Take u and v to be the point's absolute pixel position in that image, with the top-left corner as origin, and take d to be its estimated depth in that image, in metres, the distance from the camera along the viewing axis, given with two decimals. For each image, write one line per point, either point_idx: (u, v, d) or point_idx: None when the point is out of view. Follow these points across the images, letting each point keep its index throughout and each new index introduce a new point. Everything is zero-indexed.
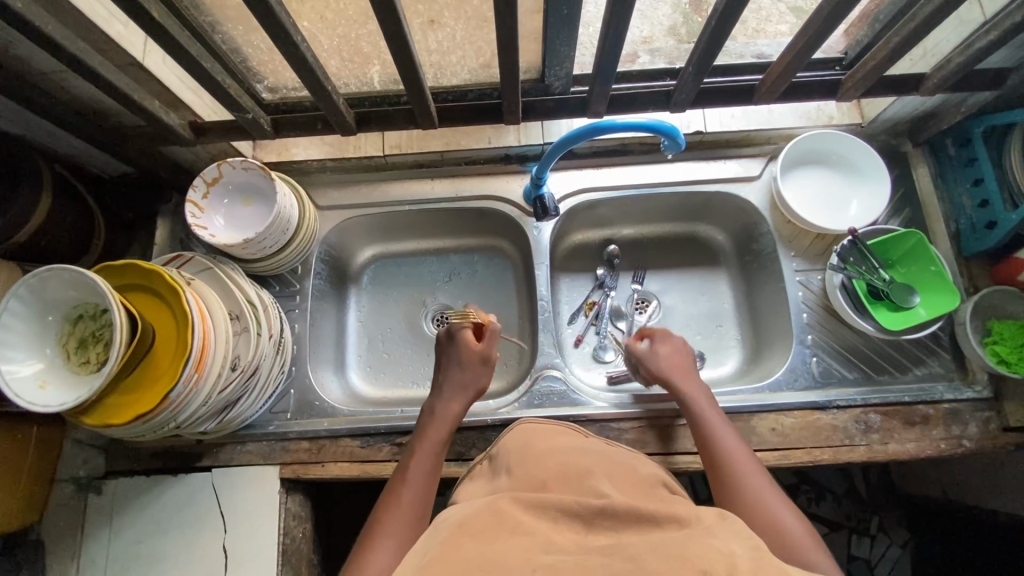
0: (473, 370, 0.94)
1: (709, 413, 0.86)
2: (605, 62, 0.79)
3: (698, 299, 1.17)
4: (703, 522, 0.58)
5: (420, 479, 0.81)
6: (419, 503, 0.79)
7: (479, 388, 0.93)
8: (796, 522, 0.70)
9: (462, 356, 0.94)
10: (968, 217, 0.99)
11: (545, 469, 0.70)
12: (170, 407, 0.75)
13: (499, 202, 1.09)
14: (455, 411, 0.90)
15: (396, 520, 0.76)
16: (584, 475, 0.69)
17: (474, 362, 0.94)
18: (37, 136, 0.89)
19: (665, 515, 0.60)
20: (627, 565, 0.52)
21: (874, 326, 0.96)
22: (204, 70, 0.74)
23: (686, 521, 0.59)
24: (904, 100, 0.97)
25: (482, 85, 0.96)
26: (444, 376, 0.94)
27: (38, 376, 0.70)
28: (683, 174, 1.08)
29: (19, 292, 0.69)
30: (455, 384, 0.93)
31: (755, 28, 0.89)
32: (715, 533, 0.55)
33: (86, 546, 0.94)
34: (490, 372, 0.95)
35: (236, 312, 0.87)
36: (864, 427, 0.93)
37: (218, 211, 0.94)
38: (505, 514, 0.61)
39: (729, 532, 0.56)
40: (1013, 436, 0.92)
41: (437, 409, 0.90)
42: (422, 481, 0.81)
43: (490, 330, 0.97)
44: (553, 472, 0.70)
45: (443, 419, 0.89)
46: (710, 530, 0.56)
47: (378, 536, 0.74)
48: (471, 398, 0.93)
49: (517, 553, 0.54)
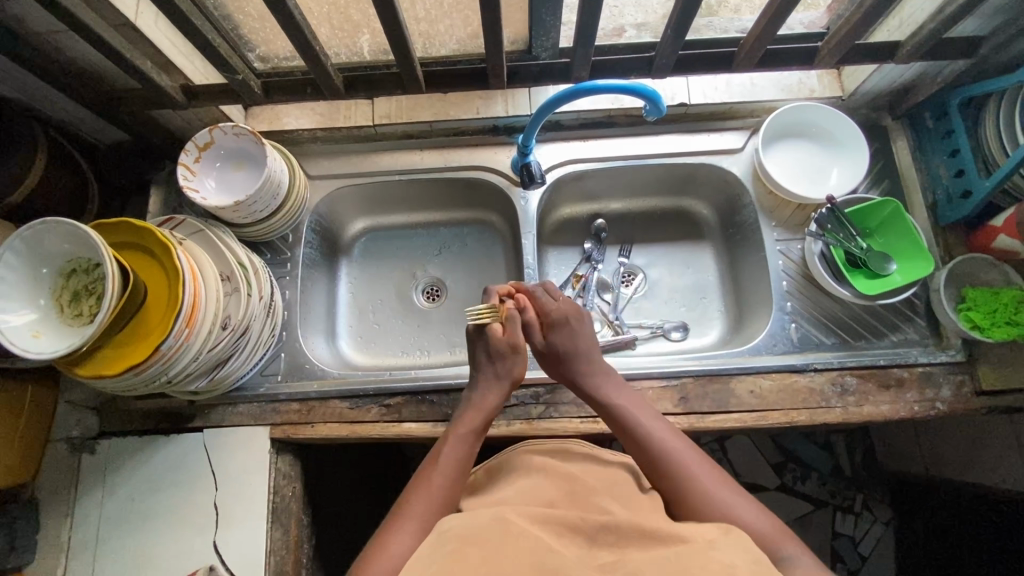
0: (507, 361, 0.88)
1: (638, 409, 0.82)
2: (587, 25, 0.80)
3: (683, 271, 1.19)
4: (704, 538, 0.59)
5: (453, 467, 0.77)
6: (449, 491, 0.75)
7: (514, 379, 0.88)
8: (760, 519, 0.68)
9: (491, 346, 0.88)
10: (944, 187, 1.01)
11: (558, 489, 0.72)
12: (162, 360, 0.76)
13: (486, 172, 1.11)
14: (491, 403, 0.86)
15: (423, 507, 0.72)
16: (591, 493, 0.71)
17: (505, 352, 0.88)
18: (31, 100, 0.91)
19: (667, 533, 0.62)
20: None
21: (850, 292, 0.97)
22: (194, 28, 0.76)
23: (689, 537, 0.61)
24: (883, 71, 0.99)
25: (469, 55, 0.97)
26: (480, 367, 0.89)
27: (32, 326, 0.72)
28: (668, 146, 1.10)
29: (14, 244, 0.71)
30: (489, 375, 0.88)
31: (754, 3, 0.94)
32: (716, 545, 0.57)
33: (79, 502, 0.95)
34: (524, 361, 0.89)
35: (227, 273, 0.89)
36: (840, 389, 0.95)
37: (210, 174, 0.96)
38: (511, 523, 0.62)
39: (730, 547, 0.57)
40: (985, 400, 0.94)
41: (473, 398, 0.86)
42: (457, 469, 0.78)
43: (513, 317, 0.89)
44: (561, 492, 0.72)
45: (477, 409, 0.85)
46: (713, 544, 0.58)
47: (403, 521, 0.71)
48: (505, 389, 0.87)
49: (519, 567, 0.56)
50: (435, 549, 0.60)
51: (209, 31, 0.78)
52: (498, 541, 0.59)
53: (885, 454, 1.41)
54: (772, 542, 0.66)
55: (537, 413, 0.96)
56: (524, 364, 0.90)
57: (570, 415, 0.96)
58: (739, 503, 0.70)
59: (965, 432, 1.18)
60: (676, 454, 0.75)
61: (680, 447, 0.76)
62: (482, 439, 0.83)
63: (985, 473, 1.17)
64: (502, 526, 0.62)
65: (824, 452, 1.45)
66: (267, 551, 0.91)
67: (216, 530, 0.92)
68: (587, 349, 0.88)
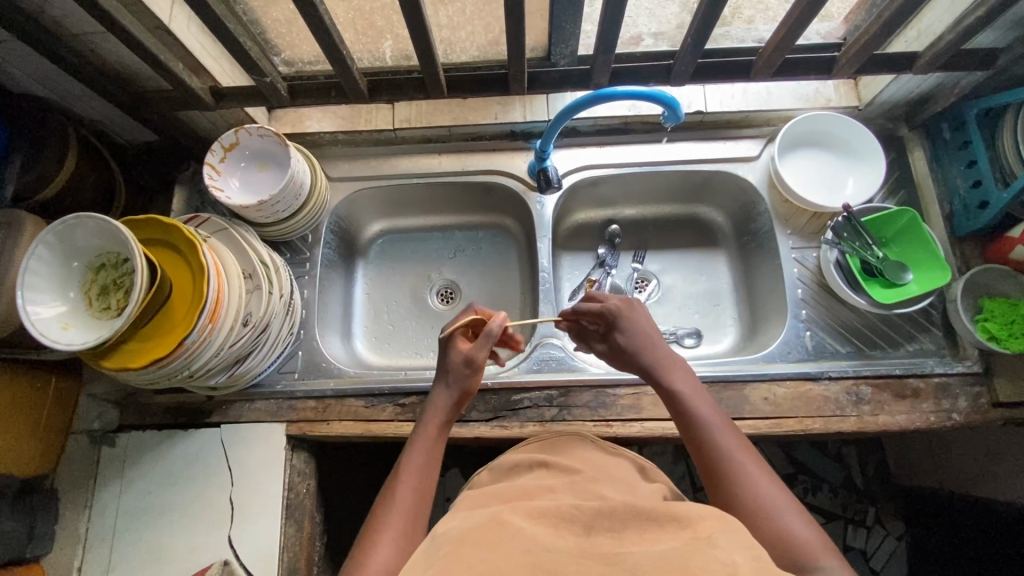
0: (459, 372, 0.85)
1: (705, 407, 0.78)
2: (609, 33, 0.82)
3: (697, 279, 1.19)
4: (703, 528, 0.59)
5: (414, 480, 0.75)
6: (418, 502, 0.74)
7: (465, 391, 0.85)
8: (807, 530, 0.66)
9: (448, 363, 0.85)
10: (961, 199, 1.00)
11: (556, 478, 0.73)
12: (185, 354, 0.78)
13: (504, 177, 1.12)
14: (441, 408, 0.83)
15: (392, 521, 0.71)
16: (589, 481, 0.71)
17: (460, 365, 0.84)
18: (63, 100, 0.94)
19: (663, 514, 0.61)
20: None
21: (866, 300, 0.98)
22: (227, 30, 0.78)
23: (685, 522, 0.60)
24: (901, 81, 0.99)
25: (490, 61, 0.99)
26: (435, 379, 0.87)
27: (61, 318, 0.74)
28: (684, 153, 1.11)
29: (47, 238, 0.73)
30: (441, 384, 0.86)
31: (771, 14, 0.95)
32: (717, 543, 0.56)
33: (98, 494, 0.96)
34: (476, 375, 0.85)
35: (249, 270, 0.91)
36: (856, 399, 0.95)
37: (234, 174, 0.98)
38: (505, 523, 0.60)
39: (731, 540, 0.56)
40: (1003, 411, 0.93)
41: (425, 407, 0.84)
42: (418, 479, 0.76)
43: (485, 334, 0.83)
44: (561, 481, 0.71)
45: (428, 419, 0.82)
46: (713, 541, 0.56)
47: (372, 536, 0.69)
48: (457, 394, 0.84)
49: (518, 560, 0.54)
50: (430, 554, 0.58)
51: (242, 35, 0.81)
52: (494, 539, 0.57)
53: (898, 466, 1.40)
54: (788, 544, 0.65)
55: (550, 415, 0.97)
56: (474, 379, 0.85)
57: (584, 418, 0.96)
58: (779, 506, 0.68)
59: (982, 446, 1.16)
60: (730, 449, 0.73)
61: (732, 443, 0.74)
62: (439, 446, 0.81)
63: (1002, 487, 1.15)
64: (497, 525, 0.60)
65: (836, 465, 1.44)
66: (281, 547, 0.92)
67: (232, 524, 0.93)
68: (651, 338, 0.85)
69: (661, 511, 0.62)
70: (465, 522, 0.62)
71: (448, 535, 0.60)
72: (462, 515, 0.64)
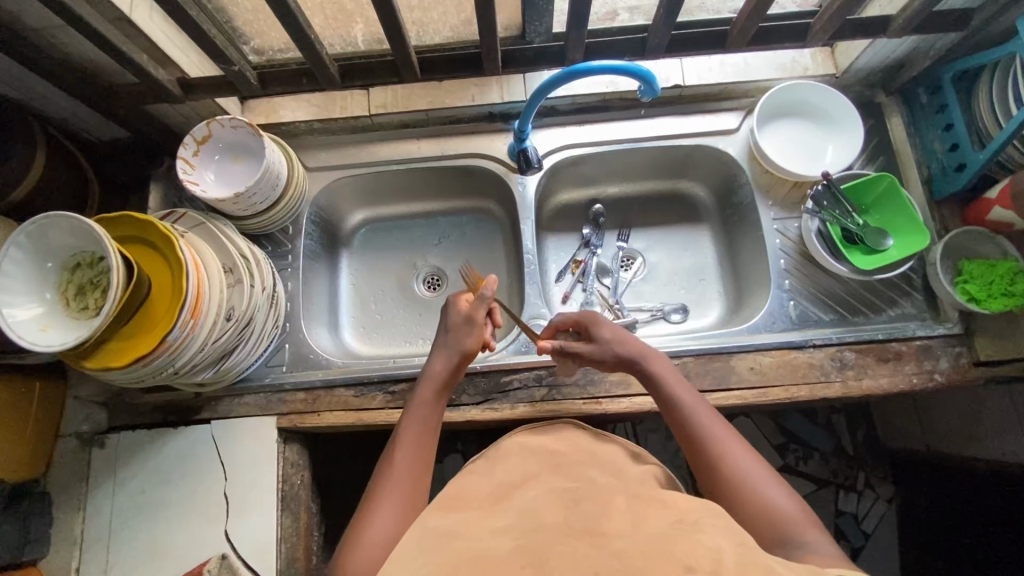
0: (460, 334, 0.85)
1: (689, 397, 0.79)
2: (580, 7, 0.80)
3: (682, 254, 1.20)
4: (705, 521, 0.60)
5: (414, 444, 0.77)
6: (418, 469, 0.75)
7: (467, 353, 0.85)
8: (790, 504, 0.68)
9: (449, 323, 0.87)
10: (939, 161, 1.01)
11: (539, 464, 0.74)
12: (168, 351, 0.77)
13: (485, 160, 1.11)
14: (439, 373, 0.84)
15: (392, 487, 0.73)
16: (579, 468, 0.73)
17: (460, 323, 0.86)
18: (29, 99, 0.92)
19: (663, 510, 0.62)
20: (614, 563, 0.54)
21: (848, 268, 0.99)
22: (190, 19, 0.76)
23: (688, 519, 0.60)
24: (877, 47, 0.99)
25: (463, 42, 0.98)
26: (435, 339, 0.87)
27: (39, 320, 0.73)
28: (664, 128, 1.10)
29: (18, 240, 0.72)
30: (441, 345, 0.86)
31: None
32: (703, 529, 0.57)
33: (92, 496, 0.96)
34: (477, 335, 0.85)
35: (229, 264, 0.90)
36: (840, 364, 0.96)
37: (209, 168, 0.96)
38: (500, 523, 0.62)
39: (728, 531, 0.58)
40: (983, 369, 0.95)
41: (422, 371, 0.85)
42: (419, 446, 0.77)
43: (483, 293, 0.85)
44: (548, 468, 0.73)
45: (426, 381, 0.83)
46: (698, 526, 0.57)
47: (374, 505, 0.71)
48: (456, 360, 0.85)
49: (505, 547, 0.58)
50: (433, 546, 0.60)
51: (204, 22, 0.78)
52: (489, 530, 0.62)
53: (886, 431, 1.42)
54: (788, 526, 0.66)
55: (540, 395, 0.97)
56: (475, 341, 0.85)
57: (573, 397, 0.97)
58: (770, 490, 0.69)
59: (966, 406, 1.18)
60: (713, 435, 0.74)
61: (725, 436, 0.74)
62: (438, 410, 0.82)
63: (987, 447, 1.17)
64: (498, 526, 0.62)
65: (826, 433, 1.46)
66: (278, 538, 0.93)
67: (227, 519, 0.94)
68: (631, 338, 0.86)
69: (663, 509, 0.62)
70: (459, 517, 0.65)
71: (454, 542, 0.61)
72: (470, 520, 0.64)
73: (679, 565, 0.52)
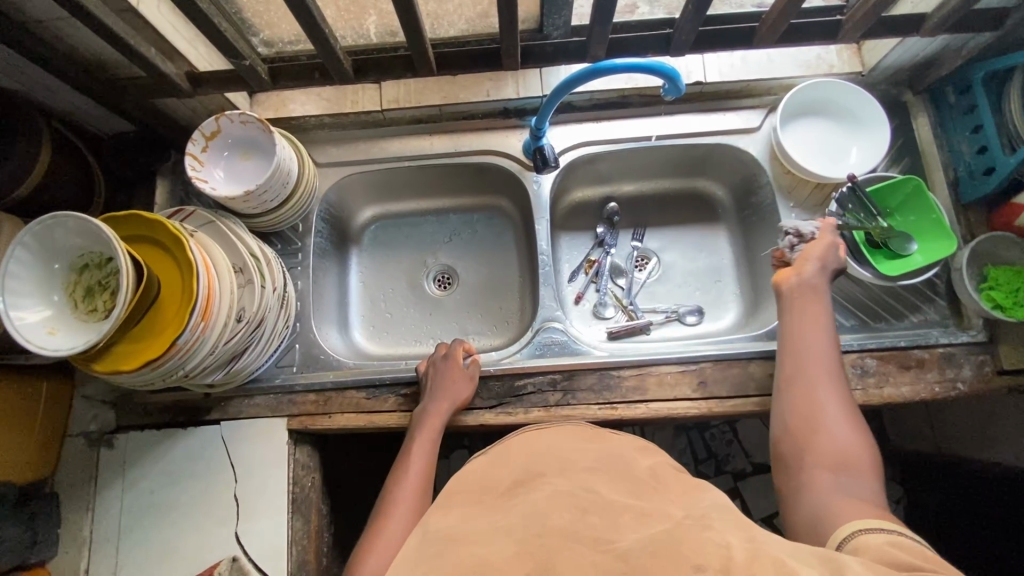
0: (451, 385, 0.92)
1: (816, 324, 0.84)
2: (605, 2, 0.77)
3: (697, 255, 1.17)
4: None
5: (415, 480, 0.84)
6: (417, 502, 0.83)
7: (461, 400, 0.92)
8: (862, 449, 0.72)
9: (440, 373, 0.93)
10: (966, 164, 0.99)
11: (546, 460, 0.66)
12: (179, 353, 0.75)
13: (498, 156, 1.08)
14: (436, 418, 0.90)
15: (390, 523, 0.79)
16: None
17: (451, 375, 0.93)
18: (33, 91, 0.89)
19: None
20: (620, 567, 0.48)
21: (871, 273, 0.96)
22: (200, 12, 0.73)
23: None
24: (905, 45, 0.96)
25: (479, 35, 0.94)
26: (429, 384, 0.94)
27: (47, 323, 0.71)
28: (683, 126, 1.08)
29: (24, 240, 0.70)
30: (436, 390, 0.92)
31: None
32: (711, 526, 0.52)
33: (100, 497, 0.95)
34: (467, 386, 0.93)
35: (240, 265, 0.88)
36: (860, 371, 0.94)
37: (218, 165, 0.94)
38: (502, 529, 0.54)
39: None
40: (1007, 378, 0.93)
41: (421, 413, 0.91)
42: (420, 479, 0.85)
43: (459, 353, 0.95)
44: None
45: (423, 426, 0.90)
46: (708, 524, 0.52)
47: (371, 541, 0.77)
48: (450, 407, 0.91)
49: (505, 550, 0.51)
50: (423, 552, 0.54)
51: (215, 15, 0.76)
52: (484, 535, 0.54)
53: (897, 433, 1.41)
54: (850, 462, 0.71)
55: (555, 400, 0.95)
56: (469, 391, 0.94)
57: (588, 402, 0.95)
58: (845, 431, 0.74)
59: (982, 412, 1.17)
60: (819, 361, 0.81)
61: (830, 367, 0.80)
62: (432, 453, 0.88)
63: (1000, 451, 1.15)
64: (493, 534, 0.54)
65: None
66: (289, 541, 0.92)
67: (237, 521, 0.93)
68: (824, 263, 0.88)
69: None
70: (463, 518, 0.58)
71: None
72: None
73: (687, 566, 0.46)
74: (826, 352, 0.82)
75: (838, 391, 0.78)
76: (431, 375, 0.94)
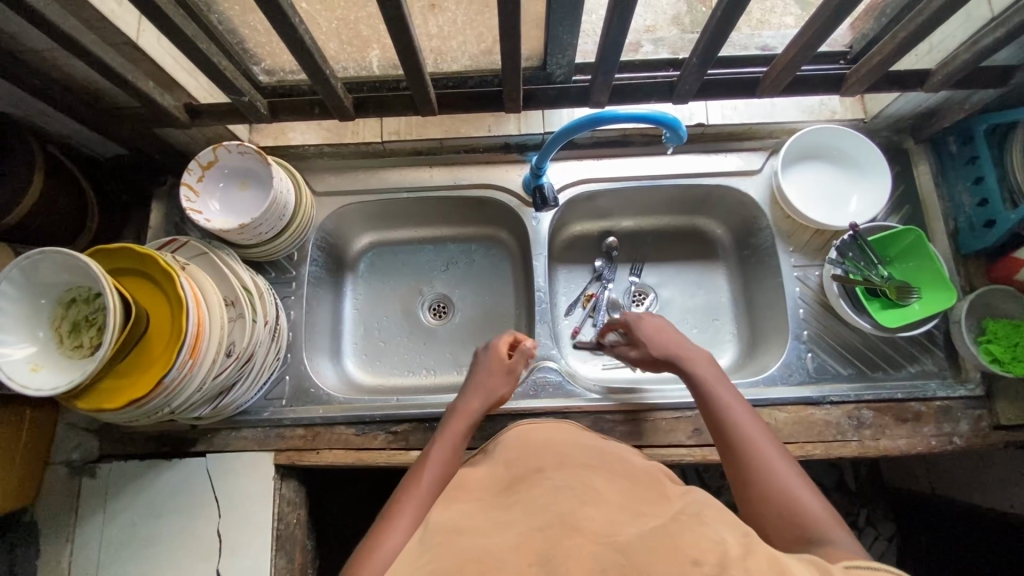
0: (496, 380, 0.89)
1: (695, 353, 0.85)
2: (609, 50, 0.77)
3: (696, 292, 1.16)
4: None
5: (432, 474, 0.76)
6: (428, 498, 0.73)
7: (498, 396, 0.88)
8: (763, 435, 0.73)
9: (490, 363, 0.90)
10: (967, 215, 0.98)
11: (536, 458, 0.66)
12: (164, 392, 0.74)
13: (498, 191, 1.08)
14: (472, 411, 0.85)
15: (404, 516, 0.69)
16: None
17: (500, 369, 0.90)
18: (29, 117, 0.88)
19: None
20: (619, 558, 0.46)
21: (870, 323, 0.96)
22: (200, 52, 0.73)
23: None
24: (908, 97, 0.96)
25: (482, 72, 0.92)
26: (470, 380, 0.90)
27: (31, 359, 0.70)
28: (685, 167, 1.07)
29: (11, 274, 0.68)
30: (478, 386, 0.89)
31: (760, 19, 0.90)
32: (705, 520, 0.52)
33: (80, 527, 0.93)
34: (509, 384, 0.90)
35: (231, 297, 0.87)
36: (857, 423, 0.94)
37: (214, 195, 0.93)
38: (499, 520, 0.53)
39: None
40: (1003, 434, 0.92)
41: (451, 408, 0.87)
42: (442, 466, 0.78)
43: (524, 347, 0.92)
44: None
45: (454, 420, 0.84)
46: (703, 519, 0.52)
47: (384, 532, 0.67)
48: (489, 403, 0.87)
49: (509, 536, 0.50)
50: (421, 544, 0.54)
51: (216, 54, 0.75)
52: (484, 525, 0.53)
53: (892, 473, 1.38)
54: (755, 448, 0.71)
55: None
56: (507, 387, 0.89)
57: None
58: (747, 422, 0.75)
59: (979, 460, 1.15)
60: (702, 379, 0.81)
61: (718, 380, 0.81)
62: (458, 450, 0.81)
63: (995, 498, 1.12)
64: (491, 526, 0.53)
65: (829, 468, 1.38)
66: None
67: (219, 557, 0.91)
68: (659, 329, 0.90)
69: None
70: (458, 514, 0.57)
71: None
72: None
73: (685, 560, 0.46)
74: (712, 374, 0.82)
75: (729, 391, 0.79)
76: (475, 369, 0.91)
